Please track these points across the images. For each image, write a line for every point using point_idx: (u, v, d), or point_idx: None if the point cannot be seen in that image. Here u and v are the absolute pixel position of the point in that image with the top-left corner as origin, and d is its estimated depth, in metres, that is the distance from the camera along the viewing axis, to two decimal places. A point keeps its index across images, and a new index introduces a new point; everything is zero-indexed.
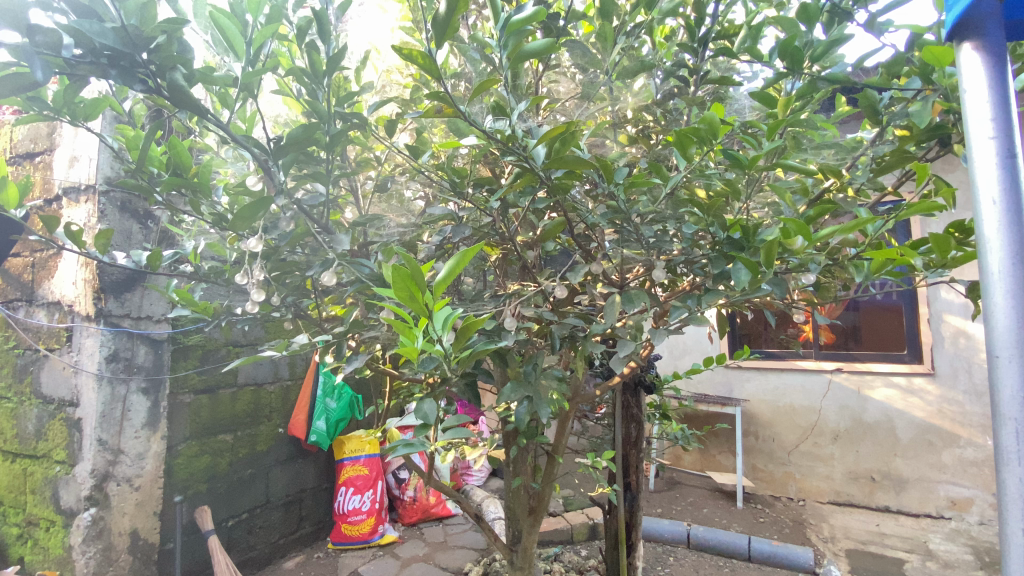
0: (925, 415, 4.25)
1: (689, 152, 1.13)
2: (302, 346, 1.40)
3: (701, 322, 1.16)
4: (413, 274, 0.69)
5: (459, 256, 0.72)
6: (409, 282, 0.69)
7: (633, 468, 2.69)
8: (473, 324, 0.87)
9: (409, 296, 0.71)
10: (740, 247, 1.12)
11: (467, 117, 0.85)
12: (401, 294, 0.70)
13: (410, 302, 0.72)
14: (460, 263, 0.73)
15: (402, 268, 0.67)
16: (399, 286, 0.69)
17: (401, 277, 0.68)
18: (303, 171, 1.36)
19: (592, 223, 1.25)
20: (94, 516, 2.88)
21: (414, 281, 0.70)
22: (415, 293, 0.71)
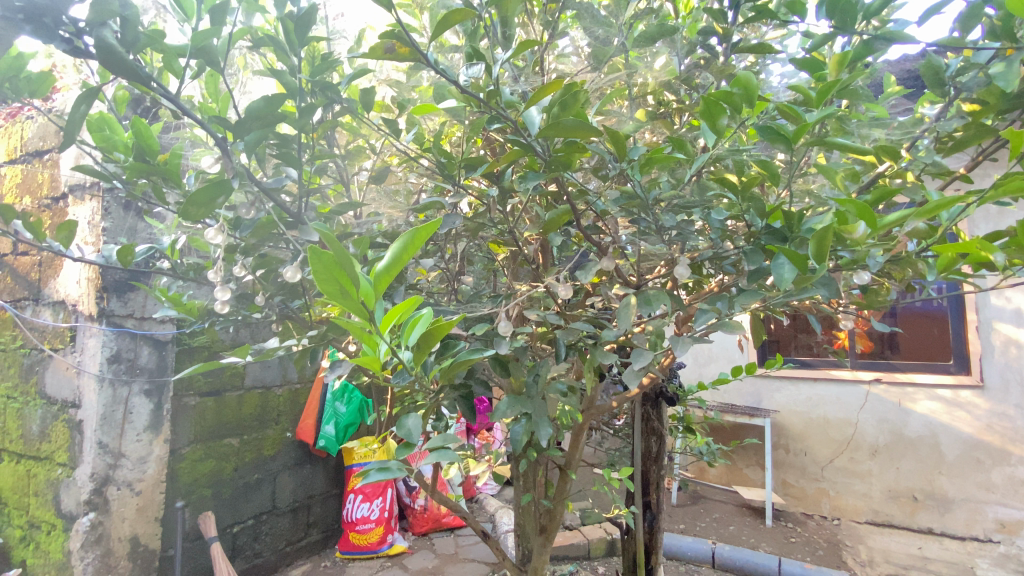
0: (973, 431, 3.90)
1: (722, 125, 0.92)
2: (275, 349, 1.25)
3: (733, 328, 0.96)
4: (340, 259, 0.52)
5: (409, 237, 0.55)
6: (335, 272, 0.53)
7: (654, 485, 2.47)
8: (440, 325, 0.70)
9: (339, 290, 0.55)
10: (783, 239, 0.92)
11: (431, 64, 0.68)
12: (326, 287, 0.54)
13: (342, 299, 0.56)
14: (408, 249, 0.56)
15: (320, 252, 0.51)
16: (323, 275, 0.53)
17: (323, 263, 0.52)
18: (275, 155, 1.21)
19: (601, 210, 1.06)
20: (93, 521, 2.81)
21: (342, 270, 0.53)
22: (346, 284, 0.55)
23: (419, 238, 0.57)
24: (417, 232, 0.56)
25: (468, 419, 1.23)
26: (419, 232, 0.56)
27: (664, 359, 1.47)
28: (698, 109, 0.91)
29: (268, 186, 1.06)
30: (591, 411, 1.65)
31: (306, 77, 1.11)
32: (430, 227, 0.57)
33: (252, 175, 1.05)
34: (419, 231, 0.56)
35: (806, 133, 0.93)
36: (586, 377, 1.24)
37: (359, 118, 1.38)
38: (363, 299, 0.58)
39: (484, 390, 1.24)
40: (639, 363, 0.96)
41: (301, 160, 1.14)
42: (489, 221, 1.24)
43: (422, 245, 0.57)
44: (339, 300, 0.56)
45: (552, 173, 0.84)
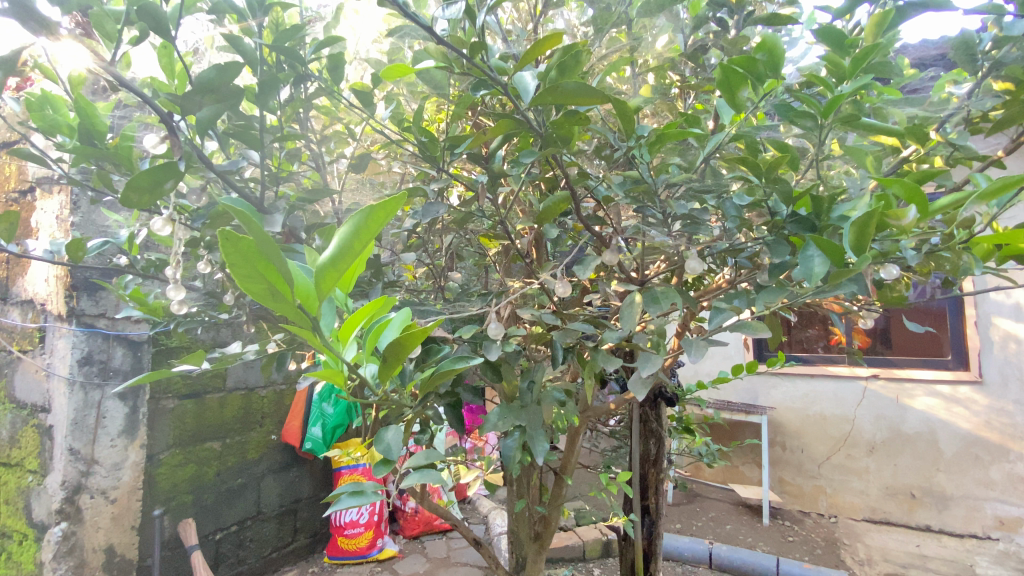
0: (971, 427, 3.84)
1: (741, 97, 0.80)
2: (236, 355, 1.11)
3: (758, 329, 0.82)
4: (264, 248, 0.41)
5: (359, 221, 0.43)
6: (258, 268, 0.41)
7: (652, 489, 2.35)
8: (409, 338, 0.58)
9: (267, 290, 0.43)
10: (812, 229, 0.80)
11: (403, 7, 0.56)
12: (249, 286, 0.42)
13: (275, 302, 0.44)
14: (356, 238, 0.44)
15: (234, 237, 0.39)
16: (242, 272, 0.41)
17: (240, 253, 0.40)
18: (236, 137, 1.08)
19: (603, 196, 0.95)
20: (65, 531, 2.65)
21: (267, 263, 0.41)
22: (275, 283, 0.43)
23: (371, 221, 0.45)
24: (369, 213, 0.44)
25: (455, 428, 1.11)
26: (371, 214, 0.44)
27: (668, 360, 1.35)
28: (715, 80, 0.80)
29: (221, 167, 0.92)
30: (588, 414, 1.54)
31: (267, 46, 0.98)
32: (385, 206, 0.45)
33: (204, 157, 0.91)
34: (370, 213, 0.44)
35: (836, 108, 0.82)
36: (585, 382, 1.12)
37: (335, 98, 1.26)
38: (301, 301, 0.46)
39: (474, 397, 1.11)
40: (647, 369, 0.84)
41: (263, 140, 1.01)
42: (477, 211, 1.12)
43: (375, 230, 0.45)
44: (269, 303, 0.44)
45: (548, 151, 0.72)
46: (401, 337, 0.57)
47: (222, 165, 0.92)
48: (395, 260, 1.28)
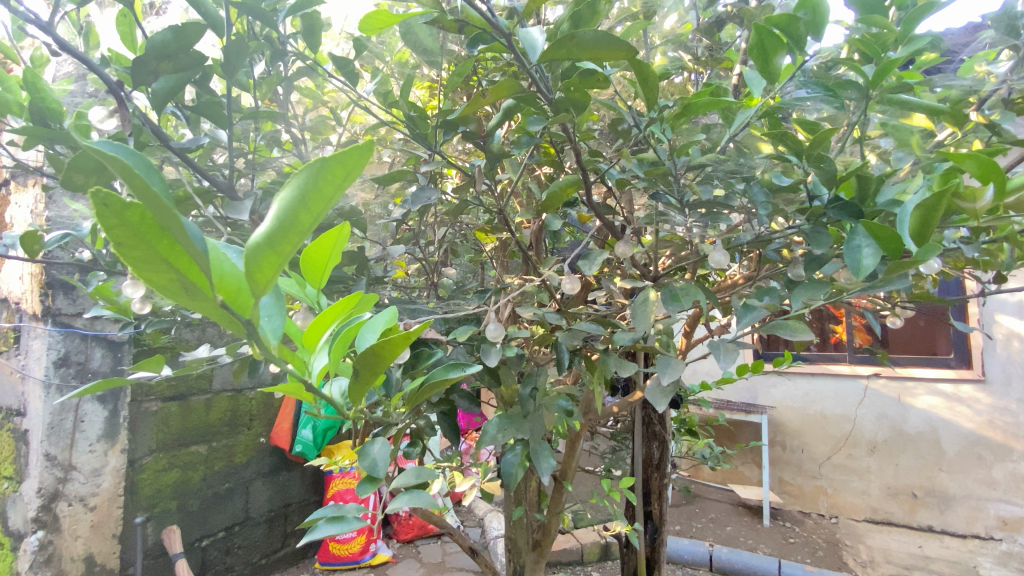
0: (973, 426, 3.72)
1: (777, 65, 0.71)
2: (200, 361, 0.98)
3: (797, 331, 0.69)
4: (165, 220, 0.26)
5: (311, 182, 0.26)
6: (157, 247, 0.26)
7: (655, 494, 2.22)
8: (396, 345, 0.43)
9: (177, 284, 0.28)
10: (858, 216, 0.70)
11: None
12: (148, 279, 0.27)
13: (189, 300, 0.29)
14: (307, 218, 0.27)
15: (112, 200, 0.24)
16: (131, 254, 0.26)
17: (126, 227, 0.25)
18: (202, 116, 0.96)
19: (618, 180, 0.83)
20: (41, 541, 2.54)
21: (172, 241, 0.27)
22: (188, 273, 0.28)
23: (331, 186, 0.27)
24: (328, 173, 0.26)
25: (449, 439, 1.00)
26: (333, 175, 0.26)
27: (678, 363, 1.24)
28: (748, 46, 0.69)
29: (179, 146, 0.80)
30: (590, 418, 1.43)
31: (232, 10, 0.86)
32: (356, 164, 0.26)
33: (161, 132, 0.79)
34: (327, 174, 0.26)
35: (886, 77, 0.74)
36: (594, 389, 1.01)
37: (319, 79, 1.15)
38: (241, 303, 0.31)
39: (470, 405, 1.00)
40: (668, 376, 0.73)
41: (230, 118, 0.90)
42: (473, 199, 1.01)
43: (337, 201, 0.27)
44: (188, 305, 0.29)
45: (559, 121, 0.61)
46: (383, 347, 0.43)
47: (182, 144, 0.81)
48: (382, 254, 1.16)
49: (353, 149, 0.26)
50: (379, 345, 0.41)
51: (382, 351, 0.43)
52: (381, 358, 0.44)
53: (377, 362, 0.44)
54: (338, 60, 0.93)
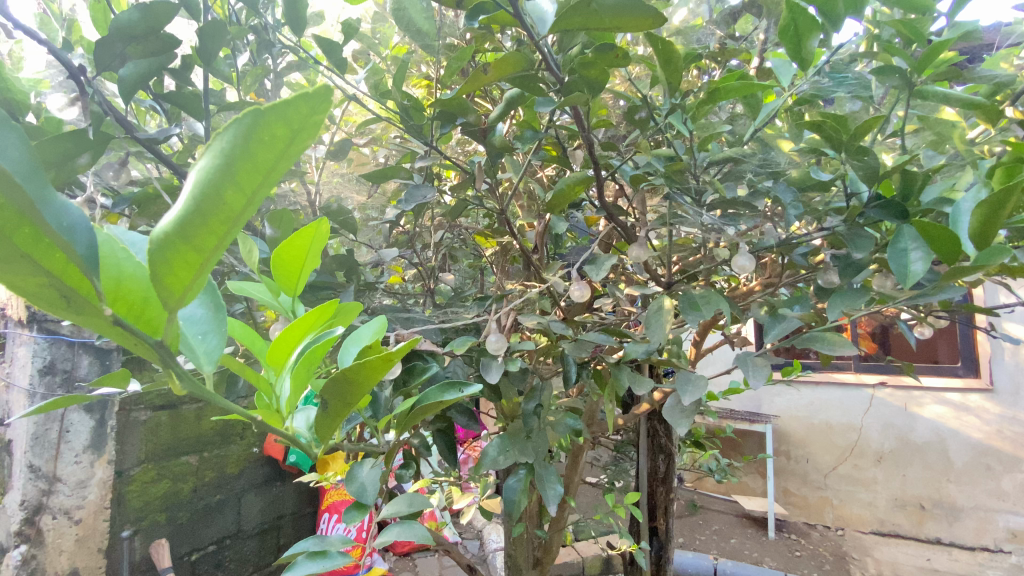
0: (982, 436, 3.51)
1: (811, 48, 0.63)
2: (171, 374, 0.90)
3: (837, 346, 0.62)
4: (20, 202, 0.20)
5: (236, 148, 0.18)
6: (17, 239, 0.21)
7: (661, 510, 2.07)
8: (374, 370, 0.34)
9: (53, 289, 0.22)
10: (901, 217, 0.63)
11: None
12: (12, 281, 0.22)
13: (70, 310, 0.23)
14: (233, 202, 0.19)
15: None
16: None
17: None
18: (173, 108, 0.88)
19: (632, 176, 0.75)
20: (23, 557, 1.81)
21: (34, 229, 0.21)
22: (66, 272, 0.22)
23: (269, 160, 0.19)
24: (262, 135, 0.18)
25: (445, 459, 0.92)
26: (269, 141, 0.18)
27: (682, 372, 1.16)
28: (780, 26, 0.62)
29: (145, 136, 0.72)
30: (594, 429, 1.37)
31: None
32: (304, 126, 0.19)
33: (126, 120, 0.71)
34: (264, 142, 0.19)
35: (934, 60, 0.67)
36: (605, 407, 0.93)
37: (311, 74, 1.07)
38: (147, 313, 0.25)
39: (468, 423, 0.92)
40: (690, 395, 0.66)
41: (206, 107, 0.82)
42: (473, 198, 0.93)
43: (275, 180, 0.20)
44: (72, 315, 0.23)
45: (571, 98, 0.53)
46: (353, 375, 0.33)
47: (149, 134, 0.73)
48: (375, 260, 1.09)
49: (295, 98, 0.18)
50: (351, 368, 0.32)
51: (356, 377, 0.34)
52: (356, 386, 0.35)
53: (350, 392, 0.35)
54: (323, 43, 0.84)
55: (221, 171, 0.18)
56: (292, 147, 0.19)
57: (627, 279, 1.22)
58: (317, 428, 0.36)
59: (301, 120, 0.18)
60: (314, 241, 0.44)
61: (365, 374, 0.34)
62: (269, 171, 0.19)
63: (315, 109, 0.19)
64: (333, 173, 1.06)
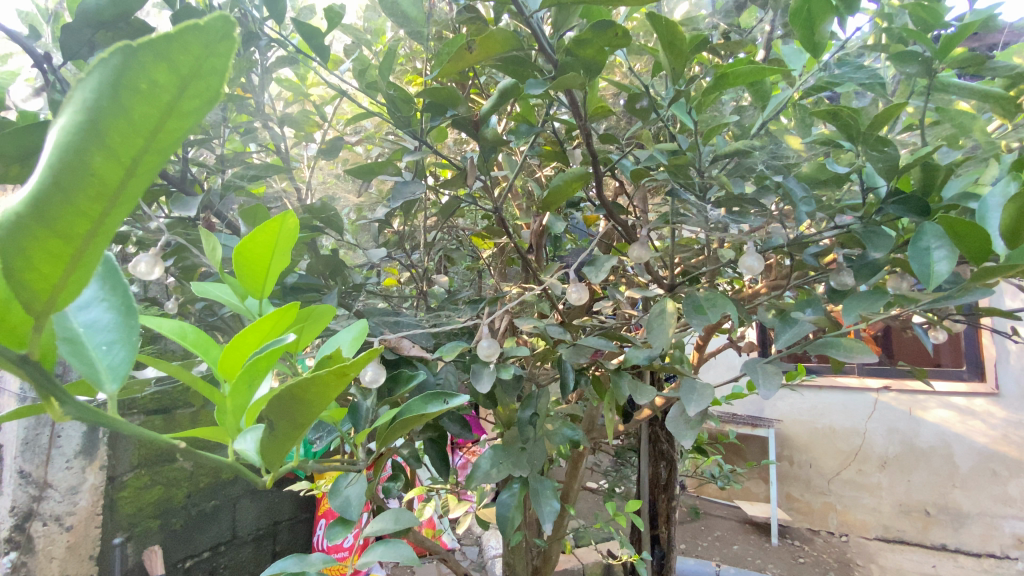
0: (987, 441, 3.44)
1: (824, 34, 0.60)
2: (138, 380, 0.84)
3: (853, 352, 0.57)
4: None
5: (109, 105, 0.17)
6: None
7: (663, 517, 2.01)
8: (330, 387, 0.30)
9: None
10: (922, 213, 0.59)
11: None
12: None
13: None
14: (108, 172, 0.19)
15: None
16: None
17: None
18: None
19: (632, 172, 0.70)
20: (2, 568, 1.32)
21: None
22: None
23: (147, 121, 0.18)
24: (141, 83, 0.18)
25: (437, 470, 0.88)
26: (149, 98, 0.18)
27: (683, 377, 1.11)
28: (792, 10, 0.58)
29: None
30: (594, 435, 1.33)
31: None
32: (194, 74, 0.18)
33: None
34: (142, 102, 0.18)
35: (955, 46, 0.63)
36: (605, 416, 0.88)
37: (302, 71, 1.04)
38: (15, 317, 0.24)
39: (461, 431, 0.87)
40: (695, 405, 0.61)
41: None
42: (467, 196, 0.88)
43: (164, 145, 0.19)
44: None
45: (567, 81, 0.49)
46: (301, 395, 0.29)
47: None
48: (366, 261, 1.04)
49: (178, 35, 0.17)
50: (300, 383, 0.28)
51: (307, 394, 0.29)
52: (309, 403, 0.31)
53: (303, 411, 0.31)
54: (307, 32, 0.80)
55: (90, 129, 0.18)
56: (178, 95, 0.19)
57: (627, 282, 1.19)
58: (264, 449, 0.32)
59: (190, 64, 0.18)
60: (281, 237, 0.40)
61: (316, 389, 0.29)
62: (151, 127, 0.19)
63: (208, 51, 0.18)
64: (326, 172, 1.03)
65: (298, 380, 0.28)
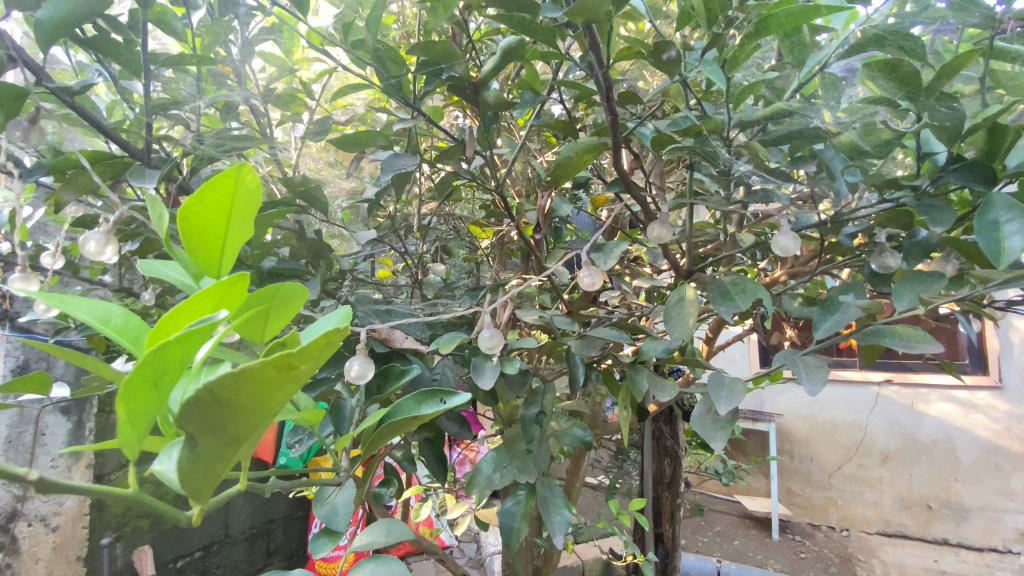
0: (990, 435, 3.32)
1: None
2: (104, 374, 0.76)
3: (915, 339, 0.50)
4: None
5: None
6: None
7: (667, 516, 1.91)
8: (267, 390, 0.24)
9: None
10: (989, 182, 0.52)
11: None
12: None
13: None
14: None
15: None
16: None
17: None
18: (100, 49, 0.71)
19: (653, 140, 0.62)
20: None
21: None
22: None
23: None
24: None
25: (434, 474, 0.80)
26: None
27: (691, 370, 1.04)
28: None
29: (60, 84, 0.60)
30: (598, 432, 1.27)
31: None
32: None
33: (32, 63, 0.59)
34: None
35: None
36: (619, 413, 0.81)
37: (290, 44, 0.95)
38: None
39: (460, 431, 0.80)
40: (727, 403, 0.54)
41: (144, 59, 0.70)
42: (466, 173, 0.80)
43: None
44: None
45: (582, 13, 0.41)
46: (225, 400, 0.23)
47: (65, 84, 0.61)
48: (357, 247, 0.96)
49: None
50: (224, 383, 0.22)
51: (236, 398, 0.23)
52: (241, 410, 0.24)
53: (230, 421, 0.24)
54: None
55: None
56: None
57: (631, 272, 1.12)
58: (183, 466, 0.25)
59: None
60: (238, 199, 0.33)
61: (251, 390, 0.23)
62: None
63: None
64: (316, 158, 0.95)
65: (221, 376, 0.22)
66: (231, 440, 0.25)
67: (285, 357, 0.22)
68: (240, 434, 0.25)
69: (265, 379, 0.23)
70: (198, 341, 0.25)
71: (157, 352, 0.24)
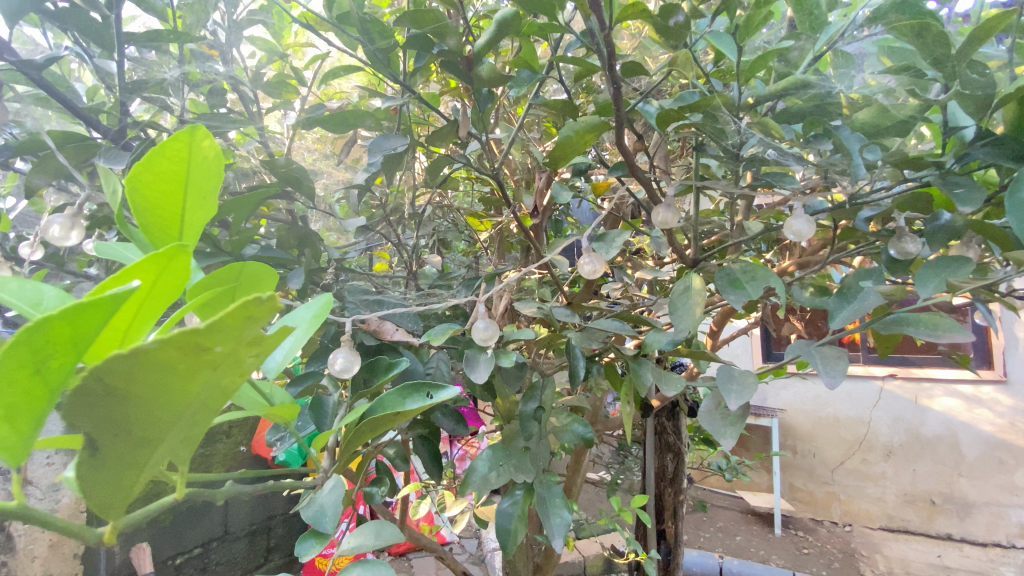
0: (994, 430, 3.04)
1: None
2: None
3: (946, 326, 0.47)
4: None
5: None
6: None
7: (669, 512, 1.87)
8: (171, 380, 0.20)
9: None
10: (1019, 157, 0.49)
11: None
12: None
13: None
14: None
15: None
16: None
17: None
18: (72, 26, 0.68)
19: (656, 116, 0.58)
20: None
21: None
22: None
23: None
24: None
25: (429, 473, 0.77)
26: None
27: (696, 364, 1.00)
28: None
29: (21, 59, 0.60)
30: (599, 427, 1.24)
31: None
32: None
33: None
34: None
35: None
36: (622, 409, 0.77)
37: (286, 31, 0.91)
38: None
39: (456, 427, 0.76)
40: (738, 398, 0.50)
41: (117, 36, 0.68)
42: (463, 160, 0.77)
43: None
44: None
45: None
46: (115, 389, 0.19)
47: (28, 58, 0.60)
48: (349, 237, 0.92)
49: None
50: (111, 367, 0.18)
51: (127, 386, 0.19)
52: (138, 401, 0.20)
53: (126, 414, 0.21)
54: None
55: None
56: None
57: (633, 264, 1.08)
58: (80, 463, 0.22)
59: None
60: (194, 169, 0.29)
61: (151, 374, 0.19)
62: None
63: None
64: (309, 149, 0.91)
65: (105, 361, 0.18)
66: (145, 430, 0.22)
67: (187, 335, 0.18)
68: (156, 424, 0.22)
69: (174, 357, 0.19)
70: (100, 319, 0.21)
71: (48, 329, 0.20)
